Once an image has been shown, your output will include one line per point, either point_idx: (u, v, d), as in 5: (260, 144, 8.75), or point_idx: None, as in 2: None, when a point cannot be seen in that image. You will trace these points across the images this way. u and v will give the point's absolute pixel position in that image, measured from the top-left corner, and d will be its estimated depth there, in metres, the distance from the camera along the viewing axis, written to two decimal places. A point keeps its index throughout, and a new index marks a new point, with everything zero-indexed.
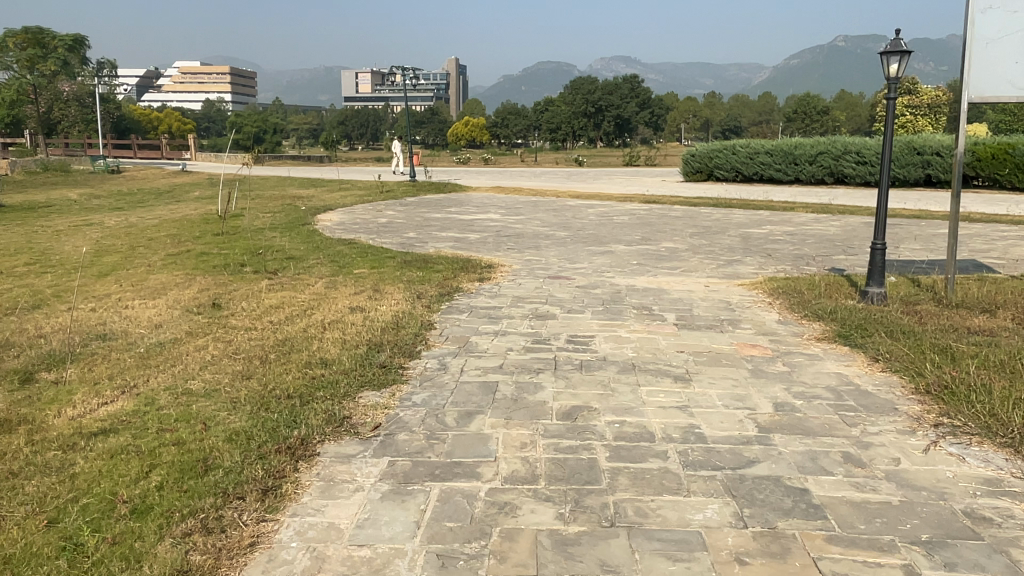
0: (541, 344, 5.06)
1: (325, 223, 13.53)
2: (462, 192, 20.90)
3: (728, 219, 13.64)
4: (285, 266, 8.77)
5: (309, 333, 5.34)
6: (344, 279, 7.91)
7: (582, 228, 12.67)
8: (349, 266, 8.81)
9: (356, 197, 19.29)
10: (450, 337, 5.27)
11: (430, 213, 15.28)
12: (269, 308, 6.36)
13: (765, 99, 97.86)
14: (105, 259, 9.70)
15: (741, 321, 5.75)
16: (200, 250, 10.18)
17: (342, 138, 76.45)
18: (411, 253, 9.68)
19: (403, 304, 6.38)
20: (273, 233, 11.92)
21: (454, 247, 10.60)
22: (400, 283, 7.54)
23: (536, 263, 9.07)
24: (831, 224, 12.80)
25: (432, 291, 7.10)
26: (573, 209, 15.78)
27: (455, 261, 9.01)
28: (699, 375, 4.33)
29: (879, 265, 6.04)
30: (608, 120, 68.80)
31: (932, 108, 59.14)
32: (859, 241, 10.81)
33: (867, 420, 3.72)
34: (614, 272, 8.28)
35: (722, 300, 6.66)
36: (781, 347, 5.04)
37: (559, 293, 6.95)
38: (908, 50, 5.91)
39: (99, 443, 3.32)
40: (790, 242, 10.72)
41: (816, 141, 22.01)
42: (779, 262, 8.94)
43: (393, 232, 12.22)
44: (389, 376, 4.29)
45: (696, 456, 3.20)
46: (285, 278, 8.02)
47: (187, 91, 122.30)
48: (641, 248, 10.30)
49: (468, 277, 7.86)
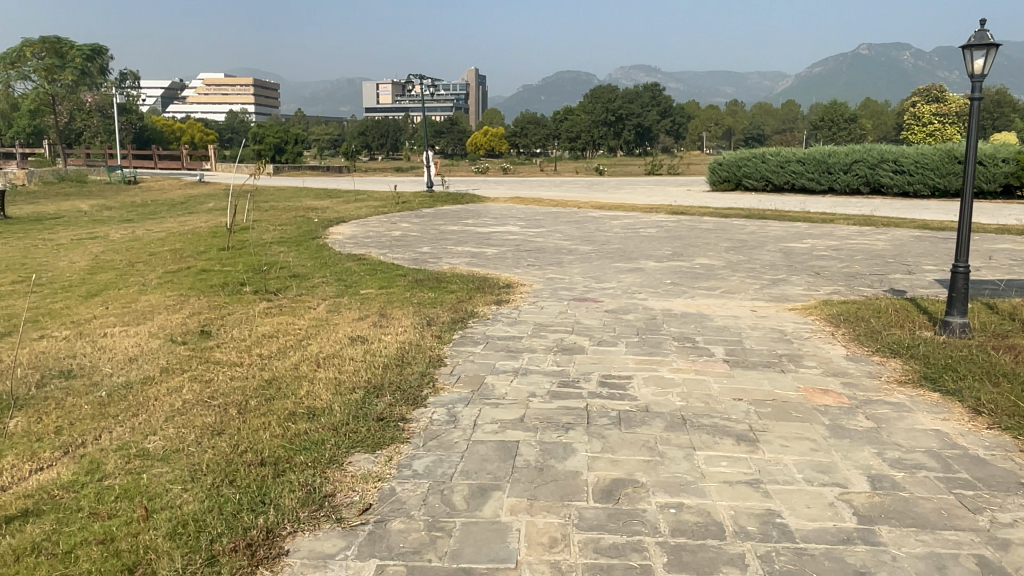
0: (570, 387, 4.28)
1: (337, 236, 12.89)
2: (481, 202, 20.24)
3: (764, 231, 12.82)
4: (286, 285, 8.06)
5: (301, 371, 4.60)
6: (349, 301, 7.17)
7: (607, 241, 11.93)
8: (357, 285, 8.10)
9: (371, 207, 18.67)
10: (462, 378, 4.48)
11: (446, 225, 14.62)
12: (261, 337, 5.63)
13: (787, 107, 96.85)
14: (98, 278, 9.09)
15: (801, 360, 4.94)
16: (199, 266, 9.54)
17: (361, 148, 76.59)
18: (424, 270, 8.96)
19: (412, 334, 5.61)
20: (280, 247, 11.28)
21: (471, 262, 9.90)
22: (410, 307, 6.78)
23: (560, 281, 8.32)
24: (876, 238, 11.95)
25: (445, 316, 6.31)
26: (596, 220, 15.04)
27: (470, 280, 8.26)
28: (767, 436, 3.54)
29: (962, 292, 5.22)
30: (629, 129, 69.28)
31: (961, 116, 57.89)
32: (911, 257, 9.93)
33: (994, 504, 2.92)
34: (647, 293, 7.49)
35: (774, 331, 5.86)
36: (858, 395, 4.24)
37: (587, 320, 6.17)
38: (996, 42, 5.10)
39: (8, 535, 2.60)
40: (836, 258, 9.86)
41: (850, 149, 21.09)
42: (829, 283, 8.11)
43: (407, 246, 11.55)
44: (387, 434, 3.51)
45: (785, 566, 2.41)
46: (285, 300, 7.29)
47: (211, 103, 123.79)
48: (673, 264, 9.51)
49: (484, 299, 7.12)
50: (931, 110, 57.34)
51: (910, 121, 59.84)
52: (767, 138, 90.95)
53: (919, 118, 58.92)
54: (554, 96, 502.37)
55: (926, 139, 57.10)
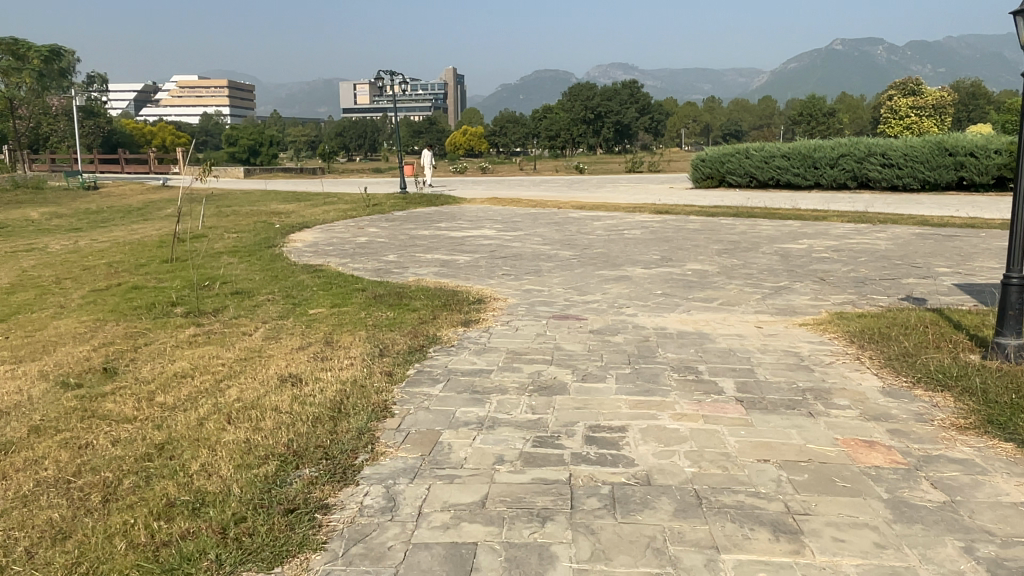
0: (548, 447, 3.32)
1: (295, 243, 11.88)
2: (456, 204, 19.27)
3: (757, 232, 11.97)
4: (223, 306, 7.04)
5: (206, 431, 3.62)
6: (292, 325, 6.16)
7: (589, 245, 11.03)
8: (306, 303, 7.11)
9: (339, 211, 17.67)
10: (411, 436, 3.49)
11: (417, 229, 13.66)
12: (172, 378, 4.63)
13: (765, 103, 96.76)
14: (14, 298, 8.04)
15: (830, 397, 4.03)
16: (133, 283, 8.53)
17: (338, 149, 75.31)
18: (385, 283, 7.97)
19: (359, 370, 4.63)
20: (230, 258, 10.27)
21: (440, 272, 8.95)
22: (361, 332, 5.79)
23: (537, 294, 7.40)
24: (877, 236, 11.16)
25: (401, 345, 5.31)
26: (576, 222, 14.14)
27: (436, 294, 7.29)
28: (812, 525, 2.61)
29: (1016, 308, 4.37)
30: (608, 126, 68.89)
31: (936, 108, 57.90)
32: (920, 258, 9.14)
33: None
34: (636, 308, 6.57)
35: (790, 355, 4.96)
36: (915, 449, 3.34)
37: (569, 345, 5.23)
38: None
39: None
40: (839, 261, 9.01)
41: (837, 143, 20.37)
42: (838, 291, 7.23)
43: (371, 254, 10.57)
44: (294, 538, 2.56)
45: None
46: (218, 325, 6.26)
47: (185, 106, 121.89)
48: (662, 270, 8.62)
49: (449, 319, 6.14)
50: (907, 103, 57.30)
51: (887, 115, 59.67)
52: (745, 134, 90.67)
53: (896, 111, 58.80)
54: (533, 95, 501.81)
55: (904, 133, 57.04)
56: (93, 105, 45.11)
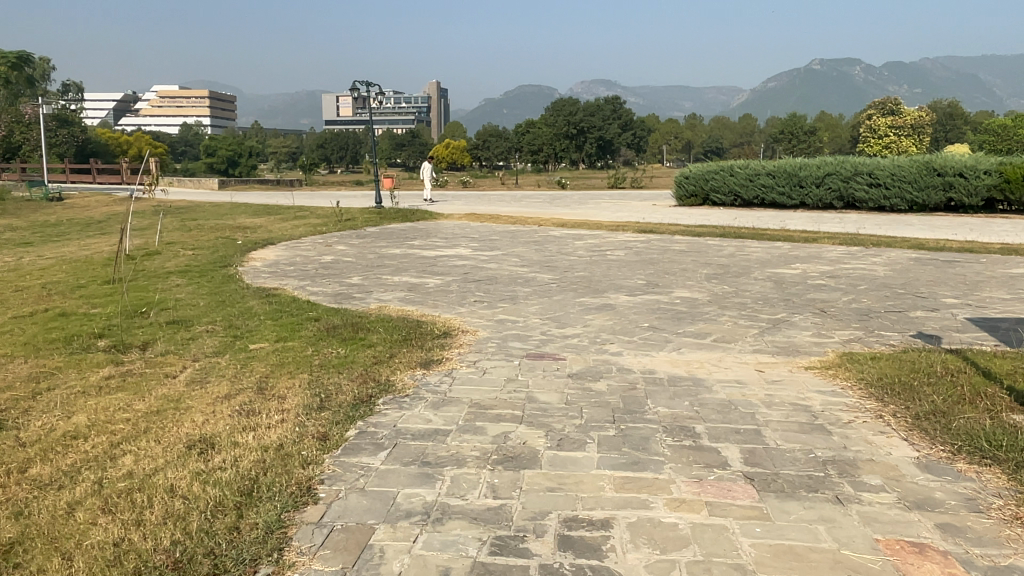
0: (510, 557, 2.55)
1: (253, 263, 11.03)
2: (433, 220, 18.52)
3: (747, 254, 11.34)
4: (153, 339, 6.22)
5: (69, 527, 2.83)
6: (225, 364, 5.34)
7: (570, 267, 10.32)
8: (249, 336, 6.31)
9: (309, 226, 16.89)
10: (331, 538, 2.69)
11: (388, 247, 12.89)
12: (60, 441, 3.82)
13: (745, 120, 97.10)
14: None
15: (857, 475, 3.31)
16: (62, 308, 7.68)
17: (320, 161, 74.32)
18: (342, 311, 7.18)
19: (287, 432, 3.81)
20: (178, 279, 9.44)
21: (406, 297, 8.20)
22: (303, 376, 4.98)
23: (511, 325, 6.66)
24: (873, 261, 10.57)
25: (345, 394, 4.49)
26: (557, 241, 13.45)
27: (398, 326, 6.48)
28: None
29: None
30: (591, 141, 68.05)
31: (915, 128, 58.33)
32: (923, 286, 8.54)
33: None
34: (620, 345, 5.83)
35: (802, 410, 4.24)
36: (978, 556, 2.61)
37: (542, 396, 4.46)
38: None
39: None
40: (837, 289, 8.37)
41: (823, 161, 19.89)
42: (842, 325, 6.57)
43: (334, 275, 9.78)
44: None
45: None
46: (140, 363, 5.45)
47: (165, 116, 120.54)
48: (648, 299, 7.92)
49: (409, 359, 5.36)
50: (887, 123, 57.47)
51: (867, 134, 59.91)
52: (726, 151, 90.84)
53: (875, 131, 59.02)
54: (517, 110, 503.39)
55: (884, 152, 57.15)
56: (67, 113, 43.93)
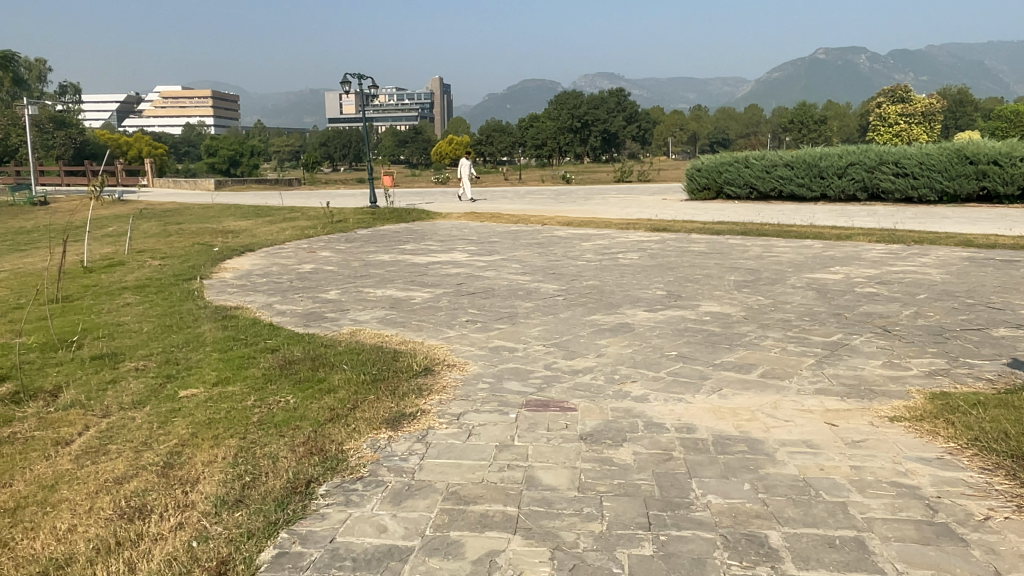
0: None
1: (223, 274, 9.85)
2: (430, 220, 17.31)
3: (777, 255, 10.09)
4: (66, 383, 5.02)
5: None
6: (139, 423, 4.13)
7: (577, 275, 9.11)
8: (185, 376, 5.10)
9: (297, 228, 15.73)
10: None
11: (377, 253, 11.72)
12: None
13: (752, 111, 95.53)
14: None
15: None
16: None
17: (322, 159, 73.36)
18: (305, 340, 5.98)
19: (170, 558, 2.60)
20: (131, 297, 8.25)
21: (386, 316, 7.01)
22: (230, 442, 3.76)
23: (509, 356, 5.46)
24: (920, 261, 9.34)
25: (278, 475, 3.28)
26: (563, 243, 12.24)
27: (368, 360, 5.25)
28: None
29: None
30: (595, 135, 66.26)
31: (926, 116, 56.72)
32: (993, 295, 7.26)
33: None
34: (644, 386, 4.59)
35: (912, 499, 3.01)
36: None
37: (546, 477, 3.23)
38: None
39: None
40: (892, 299, 7.11)
41: (845, 150, 18.57)
42: (915, 351, 5.33)
43: (309, 289, 8.58)
44: None
45: None
46: (32, 423, 4.24)
47: (169, 117, 120.12)
48: (672, 314, 6.71)
49: (376, 413, 4.12)
50: (896, 110, 55.90)
51: (876, 122, 58.46)
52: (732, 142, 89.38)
53: (885, 119, 57.27)
54: (521, 104, 502.41)
55: (894, 140, 55.57)
56: (62, 115, 42.96)
